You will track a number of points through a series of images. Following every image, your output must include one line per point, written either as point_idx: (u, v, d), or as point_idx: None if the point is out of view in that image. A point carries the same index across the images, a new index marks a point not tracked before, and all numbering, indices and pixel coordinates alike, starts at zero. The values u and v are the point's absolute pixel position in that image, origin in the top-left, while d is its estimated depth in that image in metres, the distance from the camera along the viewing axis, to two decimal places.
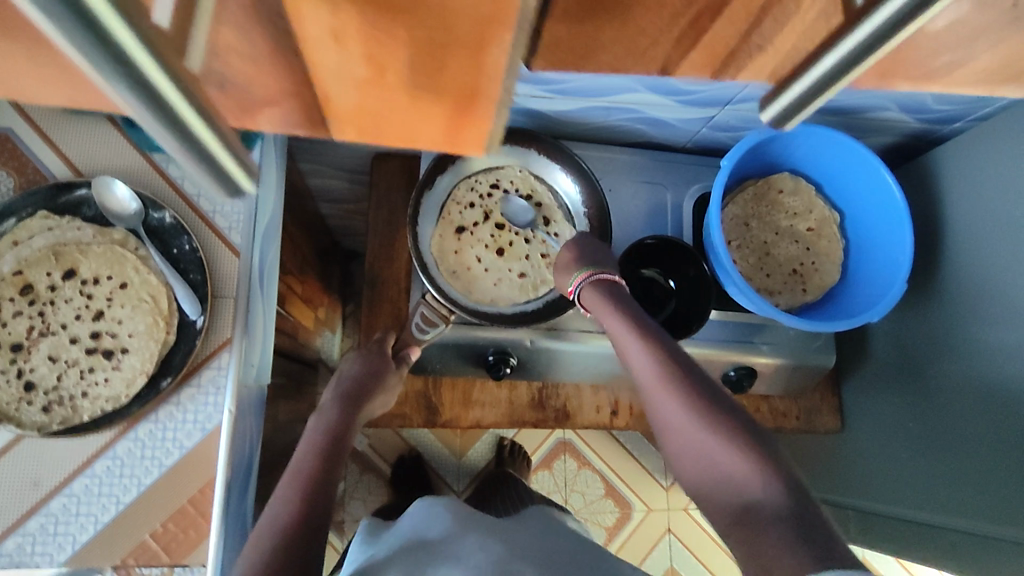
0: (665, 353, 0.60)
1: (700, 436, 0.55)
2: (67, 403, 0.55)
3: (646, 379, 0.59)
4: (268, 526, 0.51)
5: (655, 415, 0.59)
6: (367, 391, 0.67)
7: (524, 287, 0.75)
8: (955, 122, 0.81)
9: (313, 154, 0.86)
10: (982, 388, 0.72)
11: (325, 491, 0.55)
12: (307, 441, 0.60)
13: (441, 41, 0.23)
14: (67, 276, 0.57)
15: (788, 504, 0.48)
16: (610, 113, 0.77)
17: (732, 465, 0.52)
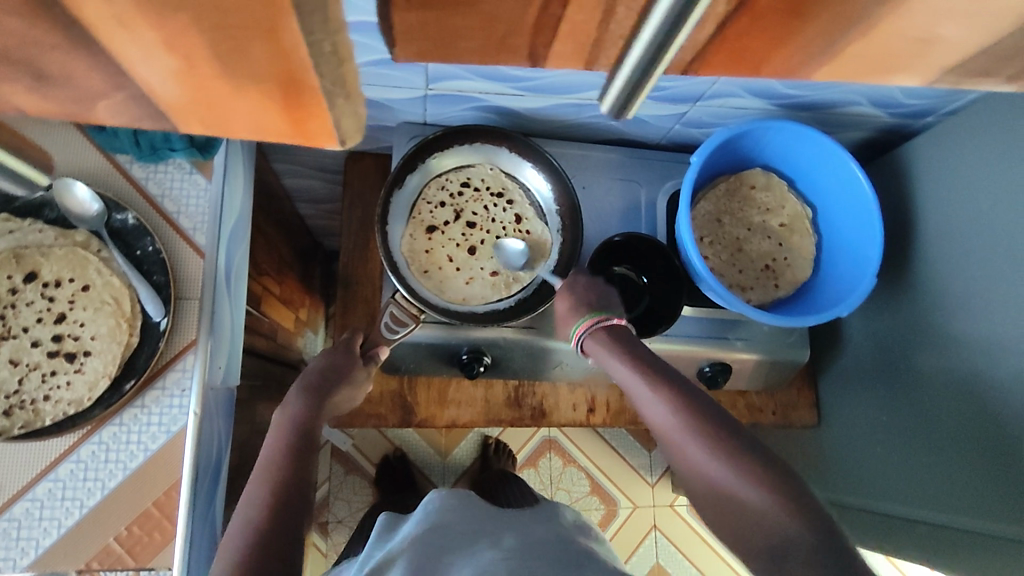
0: (678, 395, 0.57)
1: (721, 477, 0.53)
2: (29, 406, 0.55)
3: (665, 426, 0.57)
4: (239, 536, 0.50)
5: (679, 461, 0.56)
6: (336, 383, 0.64)
7: (495, 284, 0.75)
8: (925, 117, 0.81)
9: (287, 154, 0.85)
10: (953, 381, 0.73)
11: (296, 492, 0.54)
12: (272, 443, 0.57)
13: (232, 33, 0.27)
14: (28, 279, 0.57)
15: (820, 544, 0.47)
16: (581, 110, 0.77)
17: (762, 509, 0.50)
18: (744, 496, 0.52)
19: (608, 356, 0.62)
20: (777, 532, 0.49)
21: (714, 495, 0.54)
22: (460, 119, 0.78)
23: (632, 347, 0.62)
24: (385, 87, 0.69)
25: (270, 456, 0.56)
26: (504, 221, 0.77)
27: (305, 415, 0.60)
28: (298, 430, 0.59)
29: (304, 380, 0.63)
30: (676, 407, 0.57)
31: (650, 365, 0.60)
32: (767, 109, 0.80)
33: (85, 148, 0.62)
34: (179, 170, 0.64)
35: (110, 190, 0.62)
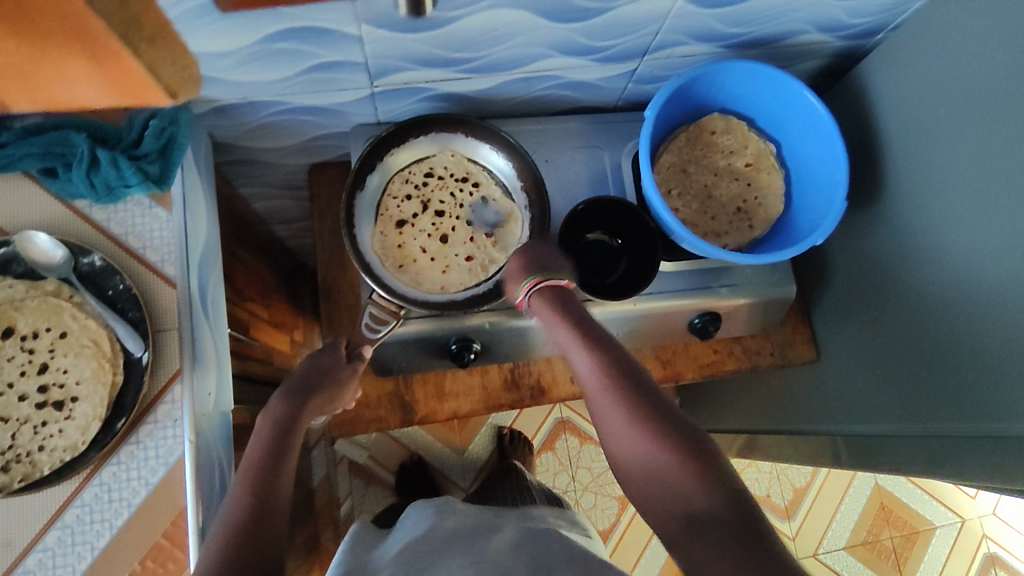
0: (609, 362, 0.59)
1: (634, 440, 0.56)
2: (26, 459, 0.55)
3: (592, 389, 0.60)
4: (216, 540, 0.51)
5: (604, 425, 0.59)
6: (317, 383, 0.65)
7: (473, 269, 0.75)
8: (875, 35, 0.81)
9: (251, 175, 0.85)
10: (940, 291, 0.72)
11: (274, 491, 0.55)
12: (253, 443, 0.59)
13: None
14: (6, 335, 0.57)
15: (730, 511, 0.50)
16: (531, 83, 0.77)
17: (676, 477, 0.53)
18: (656, 461, 0.55)
19: (548, 320, 0.63)
20: (689, 503, 0.52)
21: (631, 457, 0.57)
22: (413, 113, 0.79)
23: (574, 312, 0.63)
24: (331, 92, 0.69)
25: (252, 458, 0.57)
26: (472, 205, 0.77)
27: (286, 418, 0.61)
28: (280, 432, 0.60)
29: (286, 383, 0.64)
30: (603, 368, 0.59)
31: (586, 331, 0.61)
32: (716, 53, 0.79)
33: (42, 199, 0.62)
34: (139, 206, 0.64)
35: (73, 236, 0.62)
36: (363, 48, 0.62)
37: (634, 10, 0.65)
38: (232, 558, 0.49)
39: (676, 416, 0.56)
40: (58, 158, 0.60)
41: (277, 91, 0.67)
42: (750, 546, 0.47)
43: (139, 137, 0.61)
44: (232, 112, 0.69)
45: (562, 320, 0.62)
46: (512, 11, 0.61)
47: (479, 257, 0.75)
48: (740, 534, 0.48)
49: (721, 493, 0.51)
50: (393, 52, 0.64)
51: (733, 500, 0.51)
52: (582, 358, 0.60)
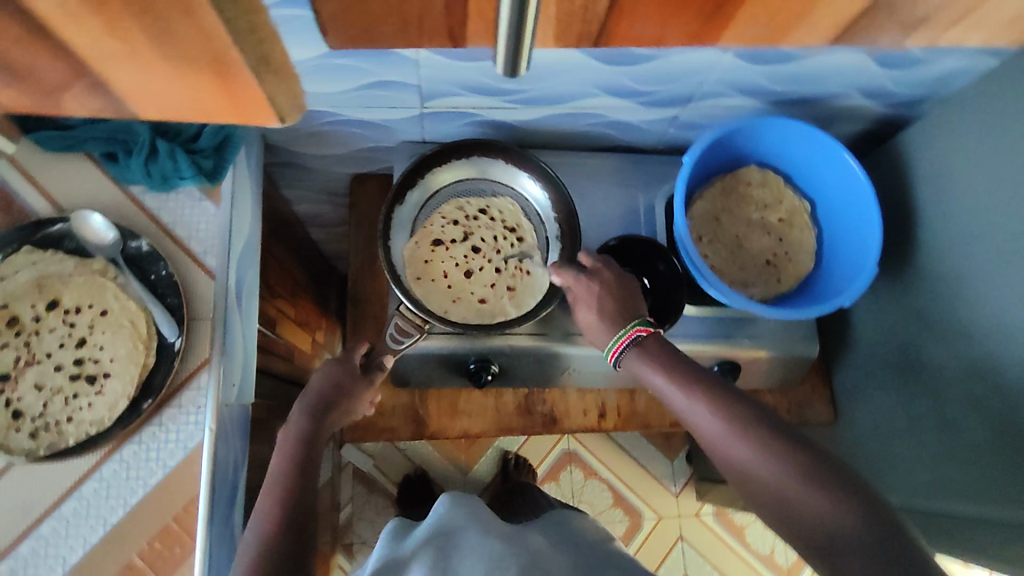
0: (716, 398, 0.56)
1: (761, 474, 0.53)
2: (54, 428, 0.57)
3: (707, 432, 0.56)
4: (249, 552, 0.53)
5: (725, 465, 0.55)
6: (337, 397, 0.66)
7: (495, 295, 0.76)
8: (919, 105, 0.82)
9: (296, 178, 0.88)
10: (965, 367, 0.72)
11: (298, 521, 0.56)
12: (275, 467, 0.60)
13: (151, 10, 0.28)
14: (51, 307, 0.60)
15: (869, 529, 0.47)
16: (575, 119, 0.79)
17: (812, 505, 0.50)
18: (777, 483, 0.52)
19: (647, 365, 0.61)
20: (821, 522, 0.49)
21: (764, 494, 0.53)
22: (458, 135, 0.81)
23: (668, 355, 0.61)
24: (383, 109, 0.72)
25: (279, 471, 0.59)
26: (511, 251, 0.78)
27: (309, 431, 0.62)
28: (303, 446, 0.61)
29: (306, 397, 0.65)
30: (709, 403, 0.56)
31: (684, 371, 0.59)
32: (758, 108, 0.81)
33: (99, 181, 0.65)
34: (189, 198, 0.67)
35: (125, 220, 0.65)
36: (418, 71, 0.65)
37: (683, 60, 0.67)
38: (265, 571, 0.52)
39: (786, 429, 0.54)
40: (120, 143, 0.63)
41: (331, 103, 0.69)
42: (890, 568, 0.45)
43: (198, 131, 0.64)
44: None
45: (657, 368, 0.60)
46: (566, 49, 0.63)
47: (498, 299, 0.75)
48: (882, 553, 0.45)
49: (859, 507, 0.48)
50: (447, 77, 0.66)
51: (869, 512, 0.48)
52: (685, 401, 0.57)
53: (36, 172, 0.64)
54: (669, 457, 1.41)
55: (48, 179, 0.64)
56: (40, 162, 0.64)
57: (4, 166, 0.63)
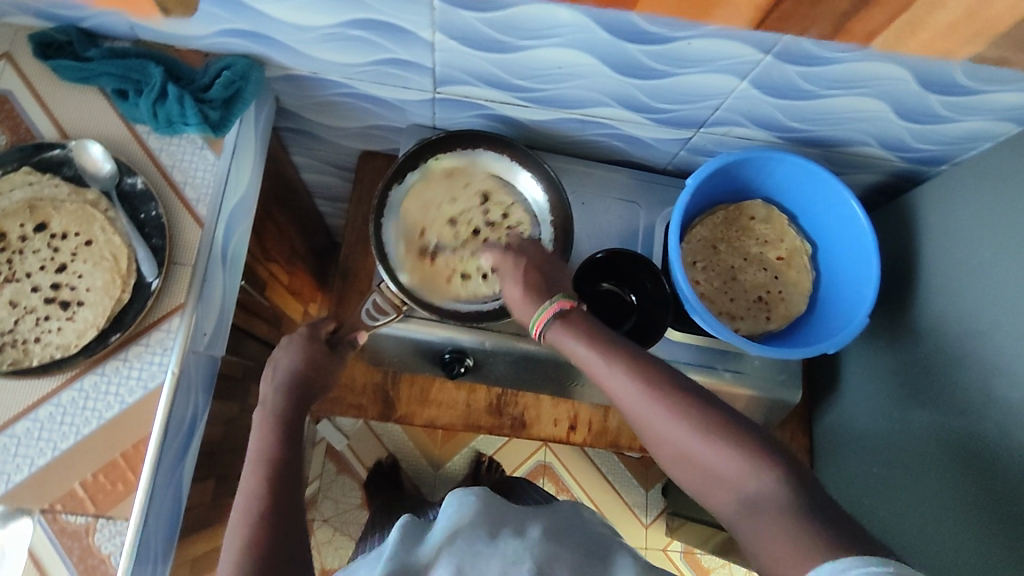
0: (634, 366, 0.56)
1: (676, 436, 0.52)
2: (20, 345, 0.58)
3: (628, 401, 0.55)
4: (238, 538, 0.52)
5: (644, 432, 0.55)
6: (312, 380, 0.64)
7: (417, 266, 0.74)
8: (940, 164, 0.80)
9: (308, 146, 0.89)
10: (952, 439, 0.70)
11: (286, 509, 0.54)
12: (256, 444, 0.58)
13: None
14: (38, 229, 0.61)
15: (781, 490, 0.47)
16: (586, 126, 0.78)
17: (726, 465, 0.50)
18: (698, 451, 0.51)
19: (566, 334, 0.60)
20: (737, 483, 0.49)
21: (681, 458, 0.52)
22: (469, 126, 0.81)
23: (589, 327, 0.60)
24: (396, 88, 0.73)
25: (260, 455, 0.57)
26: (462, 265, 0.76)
27: (288, 414, 0.61)
28: (282, 428, 0.60)
29: (279, 379, 0.62)
30: (628, 371, 0.56)
31: (604, 341, 0.58)
32: (773, 143, 0.80)
33: (107, 115, 0.66)
34: (191, 144, 0.67)
35: (125, 157, 0.66)
36: (433, 54, 0.65)
37: (698, 81, 0.67)
38: (261, 559, 0.50)
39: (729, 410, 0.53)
40: (133, 83, 0.65)
41: (345, 74, 0.70)
42: (801, 524, 0.45)
43: (209, 84, 0.66)
44: (301, 83, 0.73)
45: (578, 338, 0.59)
46: (581, 54, 0.63)
47: (414, 247, 0.75)
48: (796, 511, 0.46)
49: (771, 468, 0.49)
50: (460, 64, 0.67)
51: (785, 476, 0.48)
52: (605, 370, 0.57)
53: (49, 99, 0.66)
54: (644, 487, 1.39)
55: (58, 106, 0.66)
56: (53, 88, 0.66)
57: (20, 89, 0.65)
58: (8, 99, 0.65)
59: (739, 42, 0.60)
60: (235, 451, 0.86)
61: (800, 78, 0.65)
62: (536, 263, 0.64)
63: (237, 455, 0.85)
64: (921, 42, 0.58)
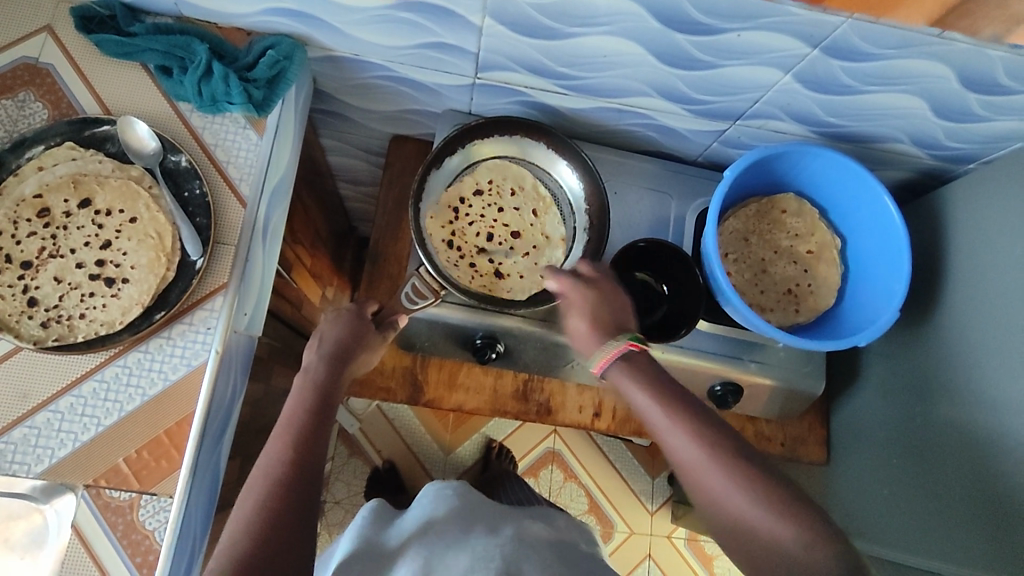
0: (700, 429, 0.55)
1: (744, 508, 0.52)
2: (65, 321, 0.58)
3: (689, 461, 0.55)
4: (252, 497, 0.51)
5: (703, 495, 0.54)
6: (352, 351, 0.66)
7: (517, 178, 0.80)
8: (968, 163, 0.81)
9: (338, 128, 0.89)
10: (967, 429, 0.71)
11: (312, 471, 0.54)
12: (291, 404, 0.59)
13: None
14: (83, 205, 0.61)
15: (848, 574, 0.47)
16: (622, 116, 0.79)
17: (794, 546, 0.49)
18: (765, 526, 0.51)
19: (628, 382, 0.59)
20: (805, 566, 0.48)
21: (742, 529, 0.52)
22: (504, 113, 0.81)
23: (651, 379, 0.59)
24: (436, 72, 0.72)
25: (292, 414, 0.58)
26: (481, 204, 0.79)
27: (325, 381, 0.62)
28: (319, 394, 0.61)
29: (323, 347, 0.65)
30: (694, 435, 0.55)
31: (667, 394, 0.58)
32: (806, 137, 0.81)
33: (149, 91, 0.66)
34: (233, 124, 0.67)
35: (169, 135, 0.66)
36: (478, 39, 0.65)
37: (742, 73, 0.67)
38: (275, 507, 0.50)
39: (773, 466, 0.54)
40: (177, 59, 0.65)
41: (387, 57, 0.70)
42: None
43: (253, 63, 0.66)
44: (341, 64, 0.72)
45: (640, 388, 0.58)
46: (627, 42, 0.64)
47: (533, 192, 0.80)
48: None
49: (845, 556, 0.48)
50: (505, 50, 0.67)
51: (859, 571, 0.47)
52: (672, 429, 0.56)
53: (91, 74, 0.65)
54: (650, 475, 1.40)
55: (100, 81, 0.65)
56: (95, 63, 0.65)
57: (62, 63, 0.65)
58: (50, 73, 0.65)
59: (788, 35, 0.60)
60: (260, 432, 0.86)
61: (843, 73, 0.66)
62: (598, 295, 0.65)
63: (262, 436, 0.85)
64: (968, 38, 0.58)
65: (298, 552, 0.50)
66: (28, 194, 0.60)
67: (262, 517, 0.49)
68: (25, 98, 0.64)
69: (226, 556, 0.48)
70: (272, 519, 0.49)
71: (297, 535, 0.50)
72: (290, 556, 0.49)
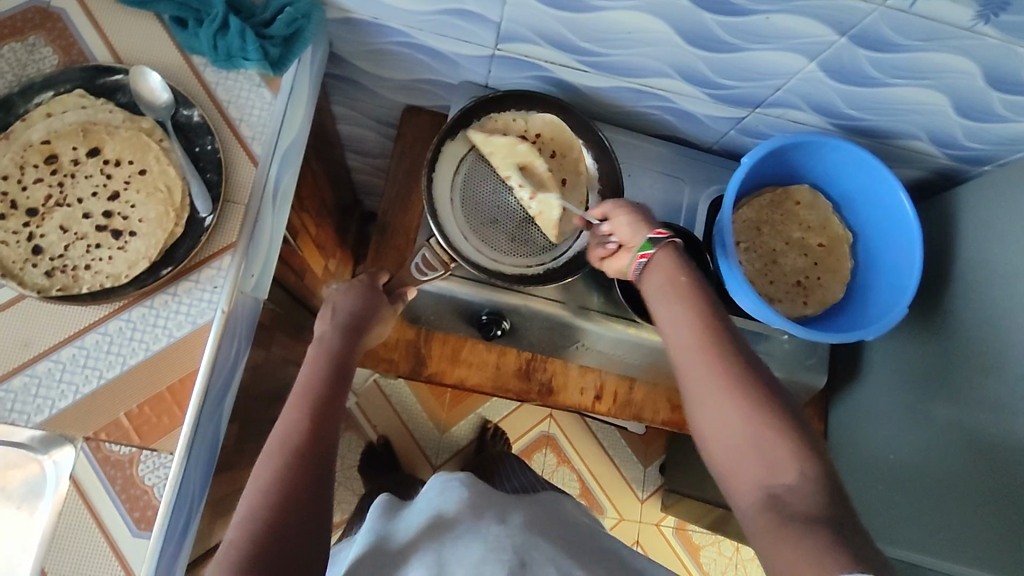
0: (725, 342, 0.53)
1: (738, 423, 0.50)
2: (70, 271, 0.57)
3: (698, 369, 0.53)
4: (269, 467, 0.50)
5: (699, 403, 0.52)
6: (365, 323, 0.65)
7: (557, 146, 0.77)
8: (983, 164, 0.81)
9: (351, 95, 0.87)
10: (972, 431, 0.71)
11: (326, 442, 0.53)
12: (304, 372, 0.59)
13: None
14: (91, 154, 0.60)
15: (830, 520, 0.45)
16: (640, 97, 0.78)
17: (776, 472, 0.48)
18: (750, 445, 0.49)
19: (665, 278, 0.58)
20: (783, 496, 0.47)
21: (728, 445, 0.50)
22: (521, 87, 0.80)
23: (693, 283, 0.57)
24: (455, 40, 0.71)
25: (306, 384, 0.57)
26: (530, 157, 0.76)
27: (340, 351, 0.61)
28: (332, 364, 0.60)
29: (337, 318, 0.64)
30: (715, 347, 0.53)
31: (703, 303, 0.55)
32: (823, 129, 0.80)
33: (162, 42, 0.64)
34: (248, 81, 0.66)
35: (182, 88, 0.65)
36: (501, 8, 0.64)
37: (766, 58, 0.66)
38: (292, 477, 0.50)
39: (787, 395, 0.52)
40: (192, 12, 0.63)
41: (407, 22, 0.68)
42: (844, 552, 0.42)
43: (270, 20, 0.64)
44: (358, 28, 0.71)
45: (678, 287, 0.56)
46: (652, 19, 0.63)
47: (573, 164, 0.77)
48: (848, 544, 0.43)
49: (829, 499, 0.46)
50: (527, 21, 0.65)
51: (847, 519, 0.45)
52: (691, 332, 0.54)
53: (104, 21, 0.64)
54: (642, 463, 1.40)
55: (114, 30, 0.64)
56: (109, 11, 0.64)
57: (75, 9, 0.63)
58: (61, 17, 0.63)
59: (817, 20, 0.59)
60: (259, 398, 0.85)
61: (869, 64, 0.65)
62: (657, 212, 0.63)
63: (260, 402, 0.85)
64: (998, 33, 0.57)
65: (317, 521, 0.49)
66: (35, 139, 0.58)
67: (279, 486, 0.49)
68: (36, 42, 0.62)
69: (245, 525, 0.47)
70: (289, 488, 0.49)
71: (315, 505, 0.49)
72: (305, 525, 0.48)
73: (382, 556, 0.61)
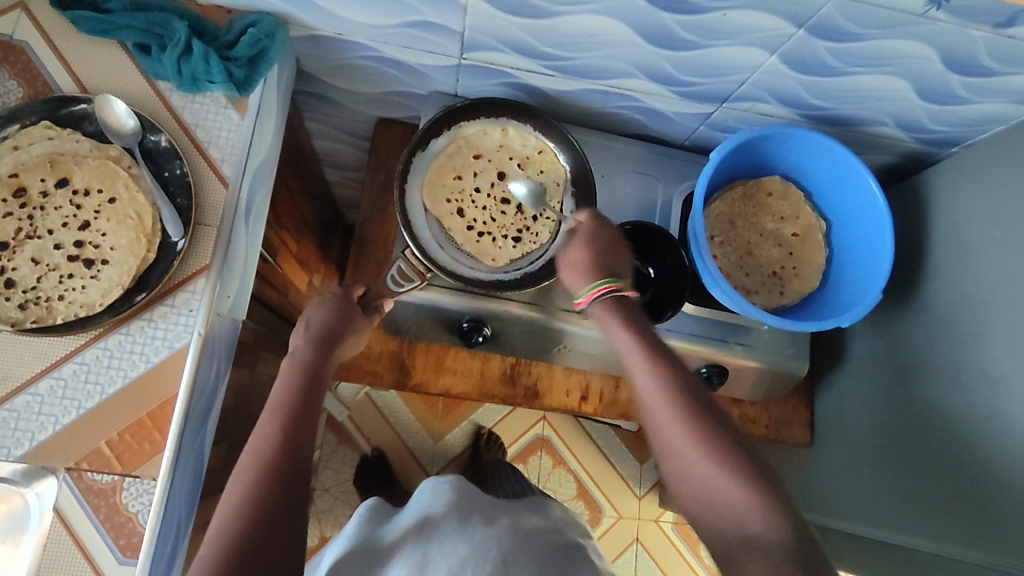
0: (679, 383, 0.56)
1: (702, 465, 0.52)
2: (43, 303, 0.57)
3: (652, 404, 0.55)
4: (243, 482, 0.51)
5: (659, 444, 0.55)
6: (339, 334, 0.65)
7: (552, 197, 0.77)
8: (951, 147, 0.82)
9: (324, 110, 0.88)
10: (948, 410, 0.72)
11: (301, 455, 0.54)
12: (279, 386, 0.59)
13: None
14: (60, 184, 0.60)
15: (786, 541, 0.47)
16: (609, 98, 0.79)
17: (733, 498, 0.51)
18: (713, 483, 0.52)
19: (614, 321, 0.61)
20: (741, 519, 0.50)
21: (696, 494, 0.53)
22: (490, 94, 0.81)
23: (639, 324, 0.60)
24: (420, 52, 0.71)
25: (280, 399, 0.58)
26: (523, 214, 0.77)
27: (313, 364, 0.61)
28: (306, 377, 0.60)
29: (310, 331, 0.64)
30: (669, 385, 0.56)
31: (653, 345, 0.58)
32: (792, 119, 0.81)
33: (127, 69, 0.65)
34: (214, 103, 0.66)
35: (148, 114, 0.65)
36: (463, 18, 0.64)
37: (728, 53, 0.67)
38: (266, 491, 0.50)
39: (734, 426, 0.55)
40: (155, 37, 0.64)
41: (371, 36, 0.69)
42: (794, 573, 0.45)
43: (234, 42, 0.65)
44: (324, 45, 0.71)
45: (629, 332, 0.59)
46: (611, 21, 0.63)
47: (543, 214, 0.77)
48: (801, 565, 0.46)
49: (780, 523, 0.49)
50: (489, 29, 0.66)
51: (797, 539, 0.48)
52: (645, 372, 0.57)
53: (68, 51, 0.64)
54: (638, 460, 1.40)
55: (77, 59, 0.64)
56: (71, 41, 0.64)
57: (38, 40, 0.63)
58: (24, 50, 0.63)
59: (772, 14, 0.60)
60: (246, 418, 0.85)
61: (829, 55, 0.66)
62: (603, 244, 0.65)
63: (246, 423, 0.85)
64: (951, 17, 0.58)
65: (290, 534, 0.49)
66: (3, 173, 0.58)
67: (252, 500, 0.49)
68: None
69: (219, 540, 0.47)
70: (263, 502, 0.49)
71: (290, 518, 0.50)
72: (280, 540, 0.49)
73: (366, 561, 0.61)
